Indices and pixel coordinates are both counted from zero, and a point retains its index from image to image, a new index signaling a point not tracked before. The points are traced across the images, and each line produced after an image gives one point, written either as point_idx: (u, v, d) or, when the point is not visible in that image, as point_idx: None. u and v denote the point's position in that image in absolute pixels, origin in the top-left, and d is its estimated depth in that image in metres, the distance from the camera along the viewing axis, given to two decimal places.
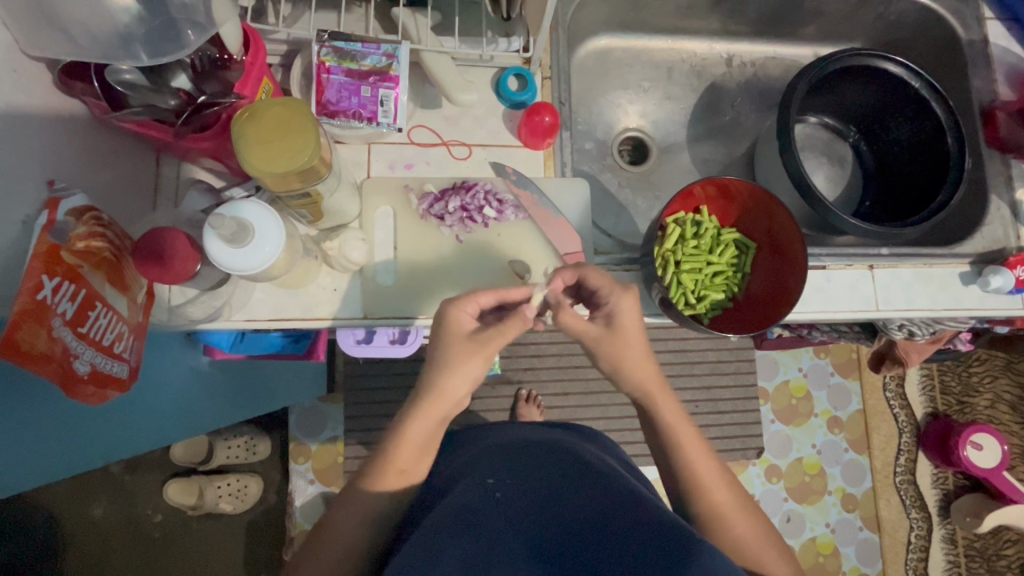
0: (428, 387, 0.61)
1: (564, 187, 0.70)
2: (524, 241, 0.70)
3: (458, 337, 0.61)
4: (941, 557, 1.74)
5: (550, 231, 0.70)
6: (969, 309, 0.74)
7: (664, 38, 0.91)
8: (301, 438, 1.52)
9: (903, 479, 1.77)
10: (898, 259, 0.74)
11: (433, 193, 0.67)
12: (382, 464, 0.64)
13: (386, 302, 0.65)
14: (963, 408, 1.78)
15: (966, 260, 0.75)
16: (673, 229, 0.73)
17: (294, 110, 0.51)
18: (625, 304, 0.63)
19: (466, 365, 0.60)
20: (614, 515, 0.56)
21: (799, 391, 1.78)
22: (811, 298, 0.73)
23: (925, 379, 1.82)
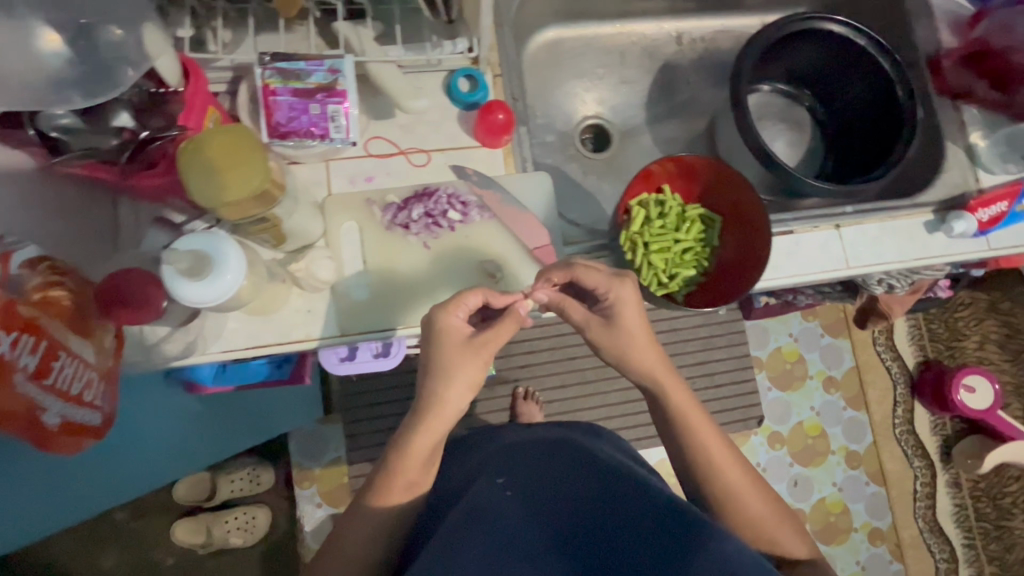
0: (427, 396, 0.61)
1: (526, 182, 0.70)
2: (491, 241, 0.69)
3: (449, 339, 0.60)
4: (948, 502, 1.77)
5: (517, 226, 0.70)
6: (939, 256, 0.75)
7: (612, 23, 0.91)
8: (304, 463, 1.52)
9: (903, 430, 1.80)
10: (862, 216, 0.74)
11: (396, 203, 0.67)
12: (391, 481, 0.63)
13: (363, 317, 0.65)
14: (953, 353, 1.81)
15: (930, 208, 0.76)
16: (638, 211, 0.74)
17: (240, 135, 0.50)
18: (627, 292, 0.64)
19: (464, 367, 0.60)
20: (624, 505, 0.57)
21: (792, 355, 1.80)
22: (781, 264, 0.74)
23: (913, 329, 1.85)
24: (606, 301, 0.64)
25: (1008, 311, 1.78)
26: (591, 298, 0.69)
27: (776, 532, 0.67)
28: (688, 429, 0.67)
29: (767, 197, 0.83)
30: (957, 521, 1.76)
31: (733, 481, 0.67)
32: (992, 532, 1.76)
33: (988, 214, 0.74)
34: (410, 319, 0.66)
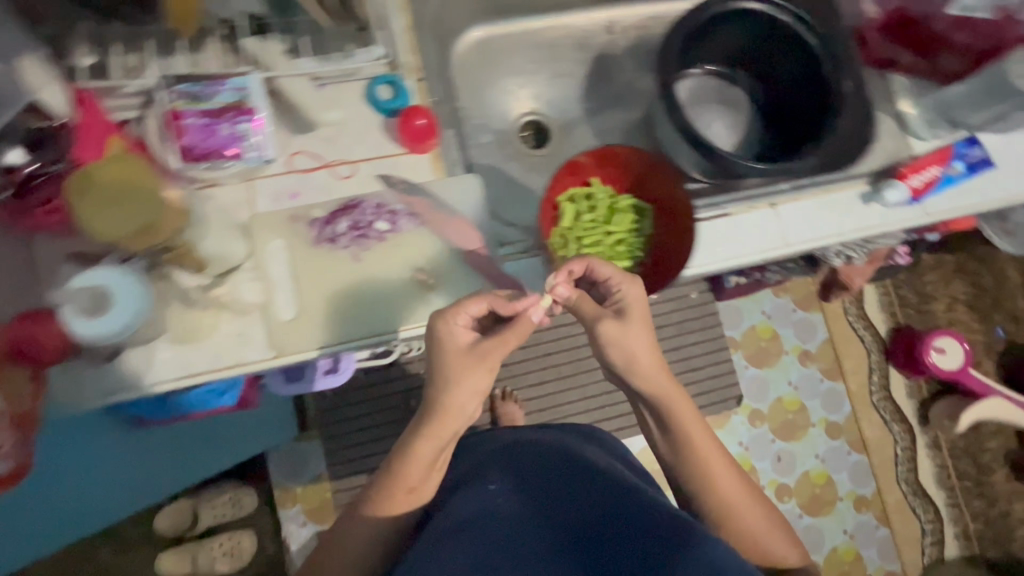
0: (428, 407, 0.66)
1: (454, 185, 0.73)
2: (421, 249, 0.71)
3: (450, 351, 0.64)
4: (929, 464, 1.80)
5: (447, 232, 0.72)
6: (874, 226, 0.80)
7: (544, 17, 0.91)
8: (285, 483, 1.51)
9: (879, 397, 1.82)
10: (798, 192, 0.78)
11: (321, 218, 0.69)
12: (393, 487, 0.70)
13: (321, 330, 0.67)
14: (922, 316, 1.84)
15: (863, 179, 0.80)
16: (566, 206, 0.76)
17: (126, 165, 0.56)
18: (637, 291, 0.68)
19: (470, 375, 0.64)
20: (611, 510, 0.65)
21: (766, 332, 1.81)
22: (722, 244, 0.77)
23: (883, 296, 1.87)
24: (618, 299, 0.68)
25: (974, 271, 1.81)
26: (598, 292, 0.72)
27: (740, 512, 0.71)
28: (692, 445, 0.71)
29: (705, 178, 0.81)
30: (939, 481, 1.79)
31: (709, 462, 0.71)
32: (973, 489, 1.78)
33: (919, 181, 0.78)
34: (388, 326, 0.68)
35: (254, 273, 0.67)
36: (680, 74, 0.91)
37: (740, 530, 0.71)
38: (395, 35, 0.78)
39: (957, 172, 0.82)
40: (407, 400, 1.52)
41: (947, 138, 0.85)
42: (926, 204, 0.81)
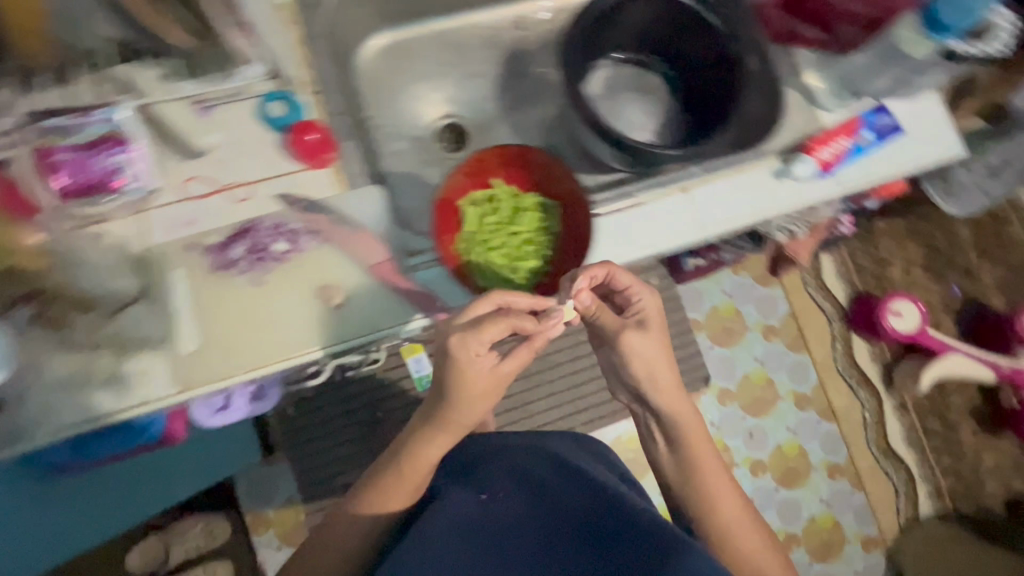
0: (442, 422, 0.89)
1: (353, 199, 0.93)
2: (319, 266, 0.90)
3: (463, 366, 0.82)
4: (897, 425, 1.89)
5: (344, 244, 0.91)
6: (784, 196, 0.98)
7: (448, 19, 1.11)
8: (257, 507, 1.50)
9: (843, 364, 1.92)
10: (708, 177, 0.97)
11: (218, 243, 0.88)
12: (396, 484, 0.94)
13: (253, 350, 0.86)
14: (881, 283, 1.89)
15: (775, 157, 0.98)
16: (467, 211, 0.96)
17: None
18: (648, 304, 0.93)
19: (482, 396, 0.86)
20: (597, 514, 0.80)
21: (729, 311, 1.89)
22: (624, 239, 0.95)
23: (839, 265, 1.96)
24: (638, 305, 0.93)
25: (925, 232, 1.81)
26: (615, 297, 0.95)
27: (703, 493, 0.98)
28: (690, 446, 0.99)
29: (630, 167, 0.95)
30: (908, 442, 1.88)
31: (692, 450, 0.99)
32: (942, 447, 1.83)
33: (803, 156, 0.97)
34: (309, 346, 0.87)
35: (147, 306, 0.85)
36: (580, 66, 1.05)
37: (709, 508, 0.97)
38: (283, 53, 0.96)
39: (864, 139, 1.00)
40: (380, 413, 1.51)
41: (852, 106, 1.04)
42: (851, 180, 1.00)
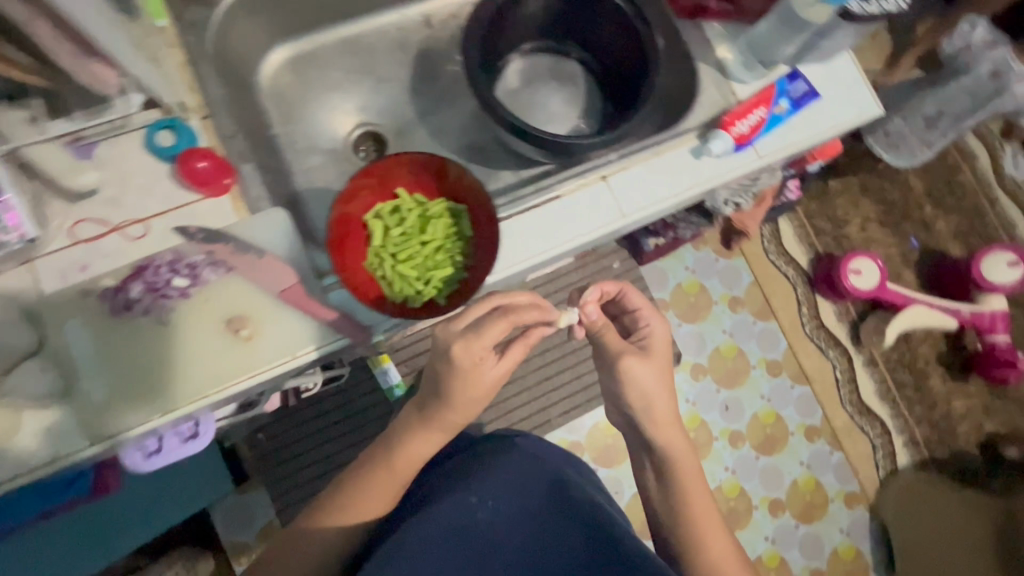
0: (440, 412, 0.65)
1: (262, 222, 0.67)
2: (241, 296, 0.65)
3: (472, 375, 0.61)
4: (869, 381, 1.79)
5: (260, 274, 0.66)
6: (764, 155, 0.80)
7: None
8: (239, 539, 1.21)
9: (812, 327, 1.79)
10: (721, 85, 0.81)
11: (113, 286, 0.63)
12: (373, 485, 0.68)
13: (149, 384, 0.62)
14: (839, 241, 1.84)
15: (727, 49, 0.82)
16: (376, 224, 0.65)
17: None
18: (658, 327, 0.78)
19: (478, 390, 0.63)
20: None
21: (693, 287, 1.73)
22: (527, 240, 0.74)
23: (798, 227, 1.84)
24: None
25: (878, 189, 1.87)
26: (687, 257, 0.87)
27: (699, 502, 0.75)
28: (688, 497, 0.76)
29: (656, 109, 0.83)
30: (880, 395, 1.79)
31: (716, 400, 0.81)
32: (914, 397, 1.79)
33: (806, 85, 0.80)
34: (231, 381, 0.63)
35: (44, 364, 0.60)
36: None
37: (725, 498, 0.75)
38: None
39: (783, 110, 0.80)
40: (371, 418, 1.22)
41: None
42: (871, 94, 0.84)
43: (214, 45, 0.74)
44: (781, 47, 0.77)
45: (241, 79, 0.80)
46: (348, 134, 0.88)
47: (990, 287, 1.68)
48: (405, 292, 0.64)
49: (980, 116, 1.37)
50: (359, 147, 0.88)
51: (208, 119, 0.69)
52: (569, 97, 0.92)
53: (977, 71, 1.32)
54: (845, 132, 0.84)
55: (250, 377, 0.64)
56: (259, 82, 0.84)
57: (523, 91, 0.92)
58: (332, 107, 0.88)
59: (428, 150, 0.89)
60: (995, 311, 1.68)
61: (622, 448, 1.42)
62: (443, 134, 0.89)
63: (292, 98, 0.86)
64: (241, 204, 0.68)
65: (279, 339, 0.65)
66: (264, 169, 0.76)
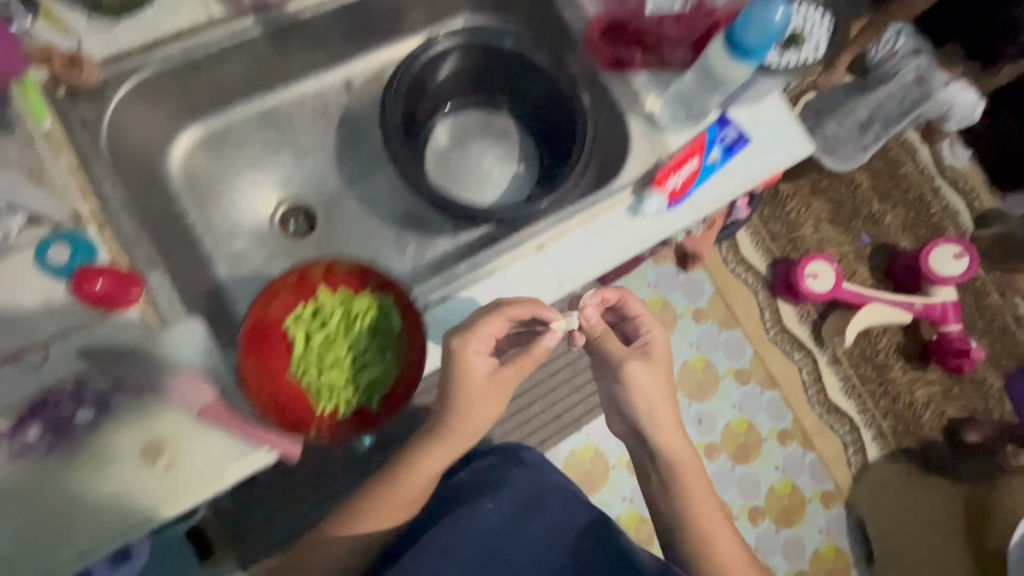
0: (452, 431, 0.65)
1: (171, 337, 0.63)
2: (156, 418, 0.60)
3: (473, 378, 0.62)
4: (834, 380, 1.64)
5: (172, 393, 0.61)
6: (728, 179, 0.79)
7: None
8: None
9: (774, 330, 1.65)
10: (659, 133, 0.78)
11: (9, 427, 0.58)
12: (390, 498, 0.69)
13: (56, 529, 0.56)
14: (794, 243, 1.69)
15: (654, 98, 0.78)
16: (294, 332, 0.61)
17: None
18: (661, 335, 0.71)
19: (482, 401, 0.63)
20: None
21: (655, 303, 1.61)
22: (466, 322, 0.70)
23: (753, 233, 1.70)
24: (646, 335, 0.71)
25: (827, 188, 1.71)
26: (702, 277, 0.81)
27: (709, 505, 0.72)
28: (703, 521, 0.71)
29: (593, 163, 0.80)
30: (847, 394, 1.63)
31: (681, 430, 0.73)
32: (877, 390, 1.64)
33: (737, 131, 0.77)
34: (154, 515, 0.58)
35: None
36: (448, 11, 0.87)
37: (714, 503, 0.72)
38: None
39: (716, 159, 0.77)
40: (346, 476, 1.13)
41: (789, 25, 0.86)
42: (800, 133, 0.83)
43: (109, 142, 0.68)
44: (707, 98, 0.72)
45: (145, 171, 0.74)
46: (272, 213, 0.83)
47: (939, 280, 1.56)
48: (334, 402, 0.61)
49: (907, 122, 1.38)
50: (286, 224, 0.84)
51: (107, 227, 0.64)
52: (501, 153, 0.89)
53: (903, 77, 1.38)
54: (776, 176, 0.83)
55: (176, 505, 0.59)
56: (168, 169, 0.78)
57: (453, 152, 0.89)
58: (253, 186, 0.83)
59: (359, 220, 0.84)
60: (945, 303, 1.57)
61: (606, 468, 1.27)
62: (374, 203, 0.85)
63: (208, 180, 0.81)
64: (152, 316, 0.63)
65: (210, 457, 0.60)
66: (175, 270, 0.70)
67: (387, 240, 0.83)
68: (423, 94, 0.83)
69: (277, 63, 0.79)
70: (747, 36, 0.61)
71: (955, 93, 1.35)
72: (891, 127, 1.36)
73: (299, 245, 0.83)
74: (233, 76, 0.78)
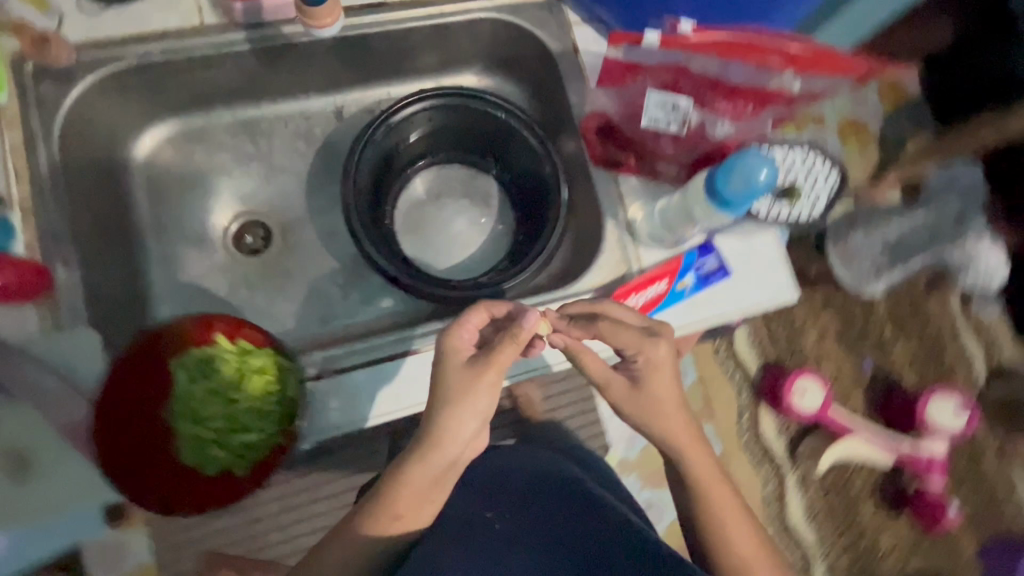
0: (438, 434, 0.55)
1: (61, 344, 0.60)
2: (24, 421, 0.61)
3: (458, 364, 0.57)
4: (798, 507, 1.44)
5: (45, 402, 0.59)
6: (706, 304, 0.72)
7: None
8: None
9: (748, 436, 1.46)
10: (634, 246, 0.73)
11: None
12: (383, 505, 0.58)
13: None
14: (793, 351, 1.47)
15: (636, 209, 0.73)
16: (179, 376, 0.58)
17: None
18: (659, 355, 0.61)
19: (472, 398, 0.55)
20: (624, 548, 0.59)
21: None
22: (366, 403, 0.64)
23: (752, 332, 1.49)
24: (636, 365, 0.62)
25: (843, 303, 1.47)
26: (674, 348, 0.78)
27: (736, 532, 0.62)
28: (727, 532, 0.62)
29: (560, 264, 0.77)
30: (809, 520, 1.44)
31: (681, 448, 0.64)
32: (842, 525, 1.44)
33: (717, 261, 0.72)
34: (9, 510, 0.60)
35: None
36: (459, 61, 0.83)
37: (728, 552, 0.61)
38: None
39: (687, 286, 0.72)
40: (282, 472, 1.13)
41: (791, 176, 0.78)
42: (789, 276, 0.75)
43: (61, 130, 0.66)
44: (685, 228, 0.67)
45: (102, 160, 0.73)
46: (227, 226, 0.81)
47: (931, 428, 1.36)
48: (202, 460, 0.57)
49: (925, 257, 1.30)
50: (242, 237, 0.81)
51: (31, 215, 0.62)
52: (476, 217, 0.85)
53: (944, 207, 1.27)
54: (753, 314, 0.76)
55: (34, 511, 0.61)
56: (132, 162, 0.77)
57: (427, 205, 0.85)
58: (217, 194, 0.81)
59: (314, 251, 0.81)
60: (933, 455, 1.36)
61: None
62: (333, 239, 0.82)
63: (171, 181, 0.79)
64: (51, 318, 0.61)
65: (66, 480, 0.61)
66: (96, 268, 0.68)
67: (335, 279, 0.80)
68: (401, 146, 0.79)
69: (266, 78, 0.77)
70: (726, 187, 0.57)
71: (983, 251, 1.25)
72: (911, 259, 1.31)
73: (248, 262, 0.80)
74: (217, 81, 0.75)
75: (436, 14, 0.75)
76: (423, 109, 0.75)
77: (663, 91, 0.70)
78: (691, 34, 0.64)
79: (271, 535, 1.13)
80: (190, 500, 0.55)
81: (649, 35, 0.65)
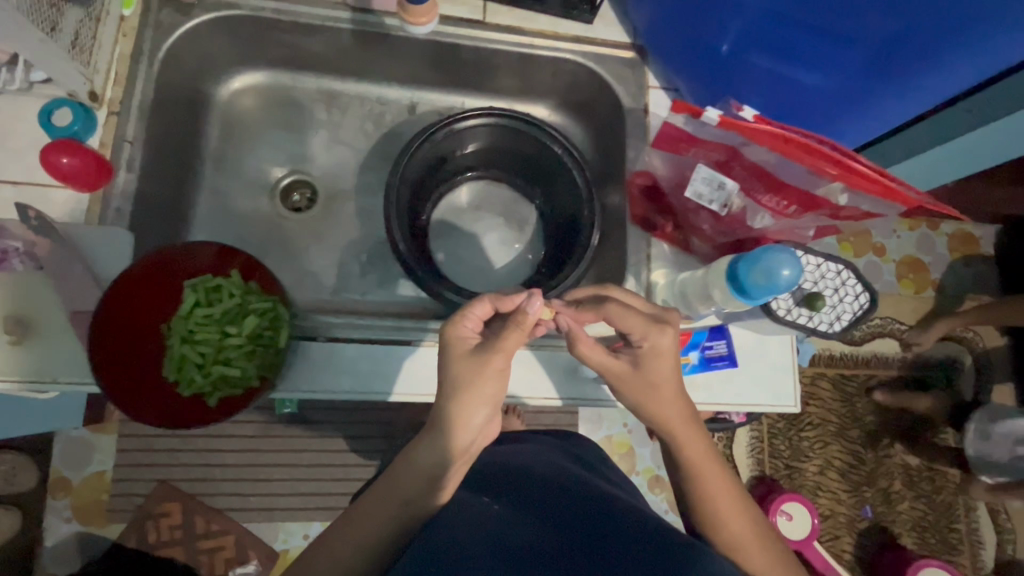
0: (444, 418, 0.51)
1: (95, 236, 0.64)
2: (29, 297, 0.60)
3: (462, 352, 0.52)
4: None
5: (58, 282, 0.60)
6: (703, 386, 0.71)
7: None
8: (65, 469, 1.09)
9: None
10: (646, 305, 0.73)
11: None
12: (392, 492, 0.52)
13: None
14: (790, 474, 1.33)
15: (660, 273, 0.73)
16: (189, 296, 0.61)
17: None
18: (664, 341, 0.57)
19: (481, 382, 0.51)
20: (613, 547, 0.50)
21: (621, 447, 1.25)
22: (333, 371, 0.65)
23: (754, 439, 1.33)
24: (638, 349, 0.57)
25: (855, 438, 1.36)
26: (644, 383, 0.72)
27: (730, 511, 0.57)
28: (715, 512, 0.57)
29: None
30: None
31: (674, 435, 0.59)
32: None
33: (725, 348, 0.71)
34: None
35: None
36: (536, 93, 0.87)
37: (716, 530, 0.57)
38: None
39: (689, 362, 0.70)
40: (257, 424, 1.14)
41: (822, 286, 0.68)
42: (793, 387, 0.72)
43: (168, 52, 0.73)
44: (700, 304, 0.66)
45: (190, 87, 0.79)
46: (280, 179, 0.86)
47: None
48: (181, 378, 0.60)
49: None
50: (291, 193, 0.86)
51: (115, 116, 0.68)
52: (507, 238, 0.88)
53: None
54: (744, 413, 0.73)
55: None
56: (215, 98, 0.84)
57: (465, 214, 0.88)
58: (279, 147, 0.87)
59: (347, 222, 0.85)
60: None
61: None
62: (368, 217, 0.85)
63: (245, 124, 0.86)
64: (98, 210, 0.65)
65: (27, 364, 0.59)
66: (153, 179, 0.73)
67: (356, 252, 0.84)
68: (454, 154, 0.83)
69: (357, 59, 0.83)
70: (748, 277, 0.57)
71: None
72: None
73: (289, 216, 0.85)
74: (315, 49, 0.81)
75: (526, 44, 0.79)
76: (481, 124, 0.78)
77: (714, 167, 0.67)
78: (751, 121, 0.56)
79: (223, 483, 1.12)
80: (152, 416, 0.57)
81: (710, 111, 0.57)
